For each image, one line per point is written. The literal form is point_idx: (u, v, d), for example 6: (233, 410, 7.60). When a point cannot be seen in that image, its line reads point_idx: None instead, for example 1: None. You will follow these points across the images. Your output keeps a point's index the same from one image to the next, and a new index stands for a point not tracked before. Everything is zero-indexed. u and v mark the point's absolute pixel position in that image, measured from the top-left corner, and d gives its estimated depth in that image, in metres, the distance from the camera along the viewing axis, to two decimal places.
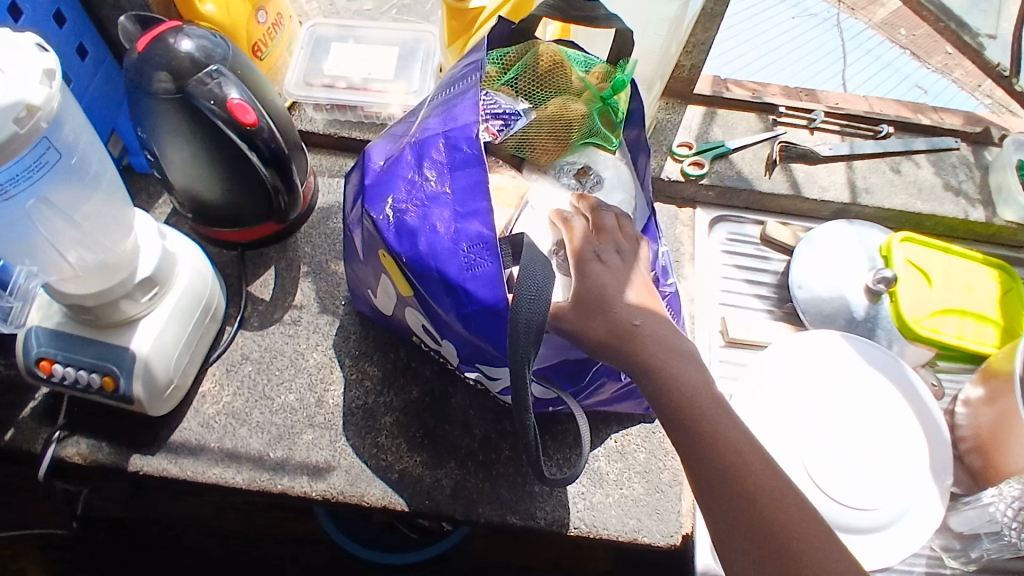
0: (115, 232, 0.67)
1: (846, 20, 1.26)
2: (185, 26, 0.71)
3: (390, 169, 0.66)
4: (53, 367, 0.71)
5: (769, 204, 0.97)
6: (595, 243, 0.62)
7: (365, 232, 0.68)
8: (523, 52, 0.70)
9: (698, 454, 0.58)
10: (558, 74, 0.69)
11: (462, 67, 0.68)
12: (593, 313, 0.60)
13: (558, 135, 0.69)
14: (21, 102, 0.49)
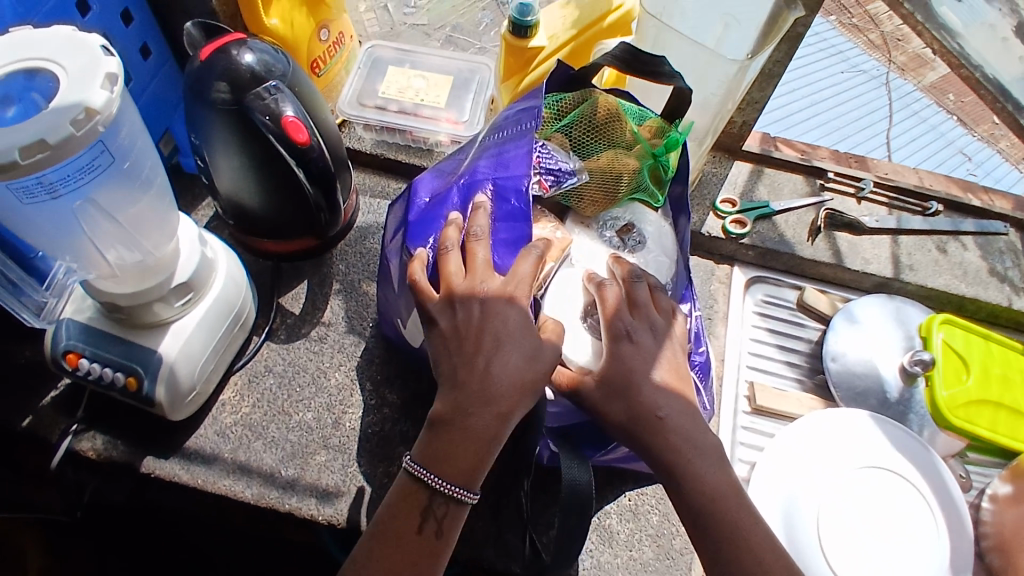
0: (159, 235, 0.67)
1: (896, 80, 1.33)
2: (249, 40, 0.72)
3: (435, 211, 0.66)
4: (79, 362, 0.71)
5: (806, 270, 0.95)
6: (628, 318, 0.61)
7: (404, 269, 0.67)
8: (580, 100, 0.70)
9: (714, 549, 0.56)
10: (614, 126, 0.69)
11: (516, 112, 0.68)
12: (620, 397, 0.59)
13: (606, 187, 0.69)
14: (81, 104, 0.49)
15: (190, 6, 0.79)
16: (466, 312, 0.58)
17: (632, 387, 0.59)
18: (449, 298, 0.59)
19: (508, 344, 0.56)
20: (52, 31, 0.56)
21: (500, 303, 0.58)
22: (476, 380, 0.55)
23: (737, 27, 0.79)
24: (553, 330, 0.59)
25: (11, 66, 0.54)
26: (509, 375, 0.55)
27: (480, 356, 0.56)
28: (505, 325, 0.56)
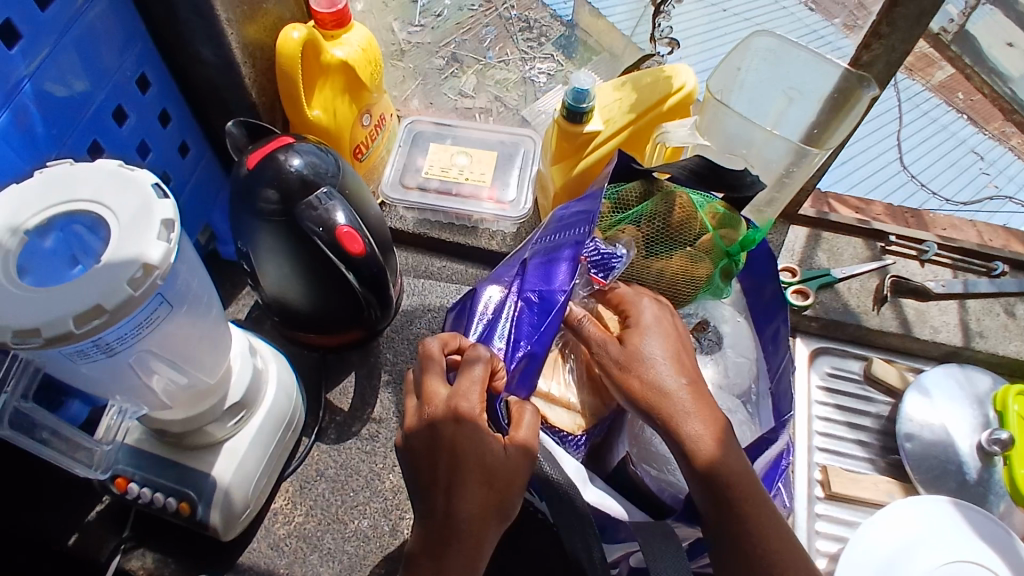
0: (213, 357, 0.62)
1: (903, 80, 1.21)
2: (295, 143, 0.69)
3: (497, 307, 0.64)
4: (128, 486, 0.67)
5: (874, 340, 0.91)
6: (643, 310, 0.59)
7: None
8: (643, 192, 0.66)
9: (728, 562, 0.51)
10: (683, 221, 0.65)
11: (573, 212, 0.65)
12: (637, 358, 0.56)
13: (680, 290, 0.66)
14: (138, 261, 0.45)
15: (227, 98, 0.75)
16: (419, 435, 0.52)
17: (646, 355, 0.56)
18: (412, 424, 0.53)
19: (467, 478, 0.50)
20: (96, 165, 0.51)
21: (459, 429, 0.51)
22: (438, 517, 0.51)
23: (802, 101, 0.76)
24: (522, 447, 0.52)
25: (50, 210, 0.50)
26: (467, 512, 0.50)
27: (444, 493, 0.51)
28: (462, 456, 0.50)
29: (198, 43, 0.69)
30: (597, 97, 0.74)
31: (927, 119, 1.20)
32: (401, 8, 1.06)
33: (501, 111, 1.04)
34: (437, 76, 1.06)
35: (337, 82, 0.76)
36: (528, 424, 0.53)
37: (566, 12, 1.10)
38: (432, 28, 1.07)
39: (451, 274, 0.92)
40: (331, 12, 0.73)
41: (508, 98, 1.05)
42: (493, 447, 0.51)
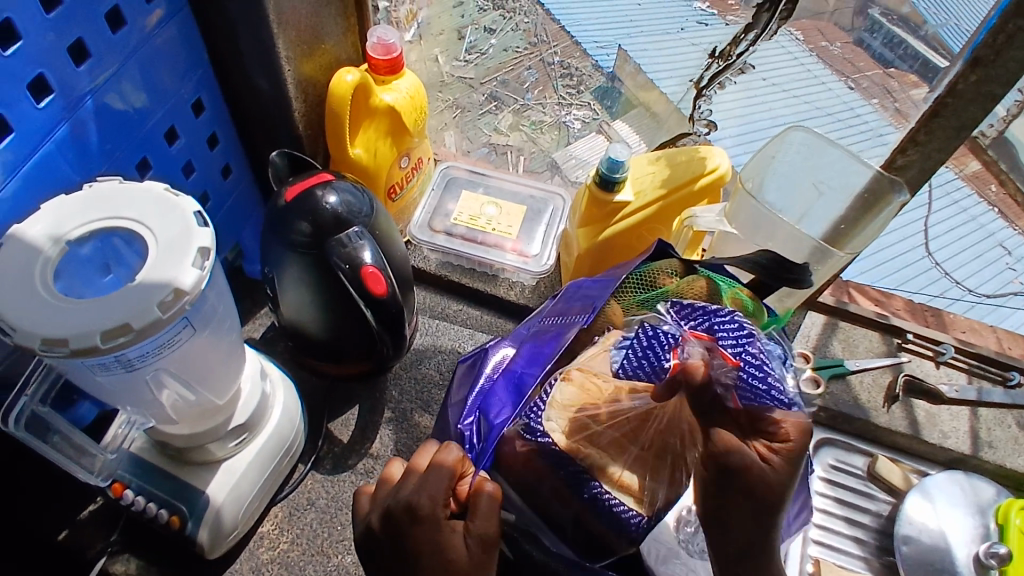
0: (226, 377, 0.63)
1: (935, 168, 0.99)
2: (334, 180, 0.71)
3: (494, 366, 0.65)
4: (124, 492, 0.68)
5: (880, 436, 0.91)
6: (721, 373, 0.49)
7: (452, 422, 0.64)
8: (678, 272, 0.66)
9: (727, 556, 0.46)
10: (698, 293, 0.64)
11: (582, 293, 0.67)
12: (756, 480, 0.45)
13: None
14: (170, 285, 0.47)
15: (274, 127, 0.78)
16: (381, 534, 0.52)
17: (782, 491, 0.45)
18: (373, 518, 0.53)
19: None
20: (143, 185, 0.54)
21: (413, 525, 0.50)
22: None
23: (830, 195, 0.77)
24: (481, 540, 0.50)
25: (93, 223, 0.52)
26: None
27: None
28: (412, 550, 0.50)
29: (255, 74, 0.72)
30: (631, 168, 0.76)
31: (961, 211, 0.99)
32: (448, 42, 1.08)
33: (533, 152, 1.08)
34: (475, 109, 1.10)
35: (382, 124, 0.79)
36: (484, 512, 0.51)
37: (609, 65, 1.06)
38: (477, 65, 1.09)
39: (466, 319, 0.93)
40: (386, 59, 0.76)
41: (541, 138, 1.08)
42: (452, 543, 0.49)
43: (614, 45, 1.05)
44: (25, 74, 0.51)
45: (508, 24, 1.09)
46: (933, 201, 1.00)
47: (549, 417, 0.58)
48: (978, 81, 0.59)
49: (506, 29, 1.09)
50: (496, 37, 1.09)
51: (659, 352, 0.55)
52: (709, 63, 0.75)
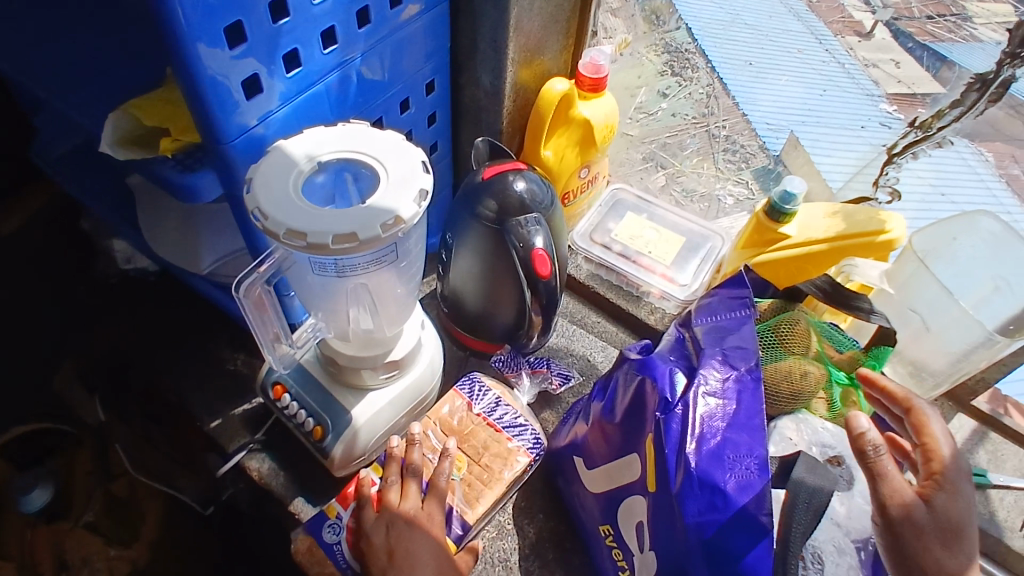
0: (394, 315, 0.71)
1: None
2: (525, 170, 0.79)
3: (666, 392, 0.62)
4: (283, 395, 0.78)
5: (1014, 563, 0.83)
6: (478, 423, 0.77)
7: (594, 436, 0.72)
8: (780, 305, 0.74)
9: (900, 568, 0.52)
10: (799, 337, 0.70)
11: (726, 309, 0.68)
12: (904, 498, 0.53)
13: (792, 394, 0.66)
14: (393, 212, 0.56)
15: (482, 119, 0.88)
16: (390, 530, 0.66)
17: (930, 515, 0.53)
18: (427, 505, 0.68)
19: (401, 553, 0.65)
20: (385, 132, 0.63)
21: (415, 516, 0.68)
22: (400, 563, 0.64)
23: (1008, 294, 0.71)
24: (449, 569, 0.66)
25: (340, 153, 0.62)
26: (424, 560, 0.65)
27: (416, 537, 0.66)
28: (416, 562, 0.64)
29: (480, 69, 0.83)
30: (803, 213, 0.78)
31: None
32: None
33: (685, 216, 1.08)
34: (646, 164, 1.14)
35: (574, 134, 0.87)
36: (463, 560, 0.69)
37: (777, 147, 1.06)
38: (642, 124, 1.15)
39: (601, 331, 0.98)
40: (592, 79, 0.83)
41: (689, 206, 1.09)
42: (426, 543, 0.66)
43: (787, 128, 1.06)
44: (323, 23, 0.63)
45: (682, 91, 1.14)
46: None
47: (479, 381, 0.81)
48: None
49: (679, 96, 1.15)
50: (667, 102, 1.15)
51: (521, 365, 0.88)
52: (906, 132, 0.77)
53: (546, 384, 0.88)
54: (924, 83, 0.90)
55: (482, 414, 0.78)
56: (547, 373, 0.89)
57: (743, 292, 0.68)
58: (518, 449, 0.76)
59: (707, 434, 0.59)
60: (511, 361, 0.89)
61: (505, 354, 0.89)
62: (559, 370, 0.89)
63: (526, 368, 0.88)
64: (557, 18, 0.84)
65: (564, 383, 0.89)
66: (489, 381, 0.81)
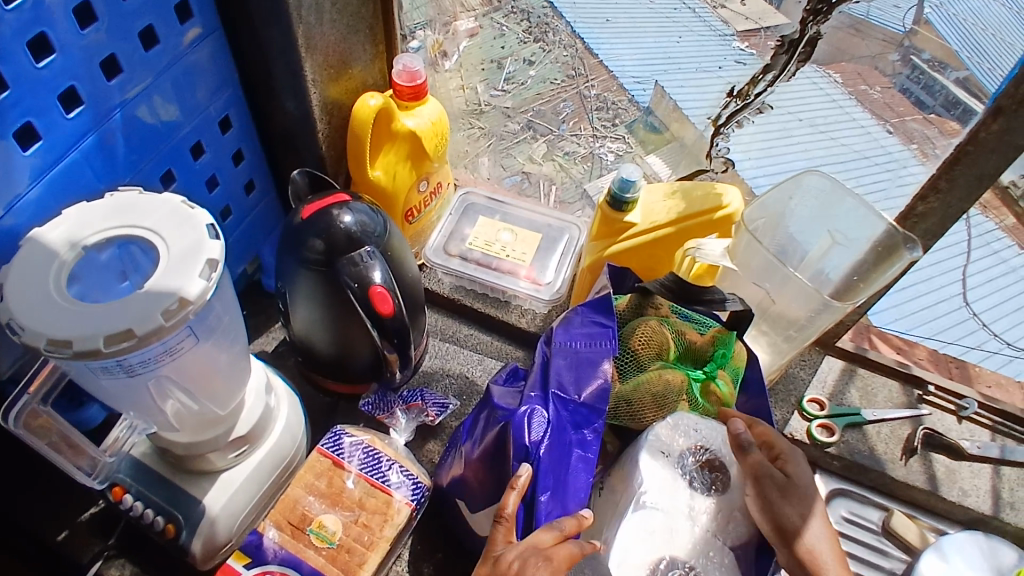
0: (227, 390, 0.64)
1: (976, 216, 0.92)
2: (350, 200, 0.72)
3: (522, 437, 0.60)
4: (123, 497, 0.68)
5: (897, 490, 0.87)
6: (355, 483, 0.70)
7: (471, 479, 0.68)
8: (637, 302, 0.73)
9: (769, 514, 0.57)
10: (654, 339, 0.70)
11: (585, 339, 0.68)
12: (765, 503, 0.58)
13: (659, 398, 0.67)
14: (175, 294, 0.48)
15: (298, 146, 0.80)
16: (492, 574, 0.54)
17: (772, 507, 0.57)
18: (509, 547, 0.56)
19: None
20: (162, 197, 0.55)
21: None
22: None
23: (845, 244, 0.76)
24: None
25: (110, 231, 0.53)
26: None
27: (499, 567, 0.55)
28: None
29: (282, 95, 0.74)
30: (647, 195, 0.77)
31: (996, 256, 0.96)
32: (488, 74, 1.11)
33: (564, 182, 1.08)
34: (509, 138, 1.11)
35: (402, 148, 0.80)
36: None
37: (645, 99, 1.05)
38: (513, 95, 1.10)
39: (475, 343, 0.93)
40: (409, 86, 0.77)
41: (575, 169, 1.08)
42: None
43: (652, 80, 1.03)
44: (58, 85, 0.54)
45: (547, 57, 1.09)
46: (971, 250, 0.96)
47: (345, 434, 0.73)
48: (1001, 130, 0.62)
49: (545, 62, 1.10)
50: (534, 69, 1.10)
51: (395, 403, 0.83)
52: None
53: (421, 418, 0.82)
54: (769, 16, 0.85)
55: (359, 472, 0.71)
56: (426, 404, 0.84)
57: (604, 319, 0.69)
58: (399, 499, 0.70)
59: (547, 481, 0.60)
60: (381, 402, 0.83)
61: (372, 395, 0.84)
62: (435, 401, 0.85)
63: (398, 406, 0.83)
64: (358, 26, 0.76)
65: (443, 413, 0.84)
66: (357, 432, 0.74)
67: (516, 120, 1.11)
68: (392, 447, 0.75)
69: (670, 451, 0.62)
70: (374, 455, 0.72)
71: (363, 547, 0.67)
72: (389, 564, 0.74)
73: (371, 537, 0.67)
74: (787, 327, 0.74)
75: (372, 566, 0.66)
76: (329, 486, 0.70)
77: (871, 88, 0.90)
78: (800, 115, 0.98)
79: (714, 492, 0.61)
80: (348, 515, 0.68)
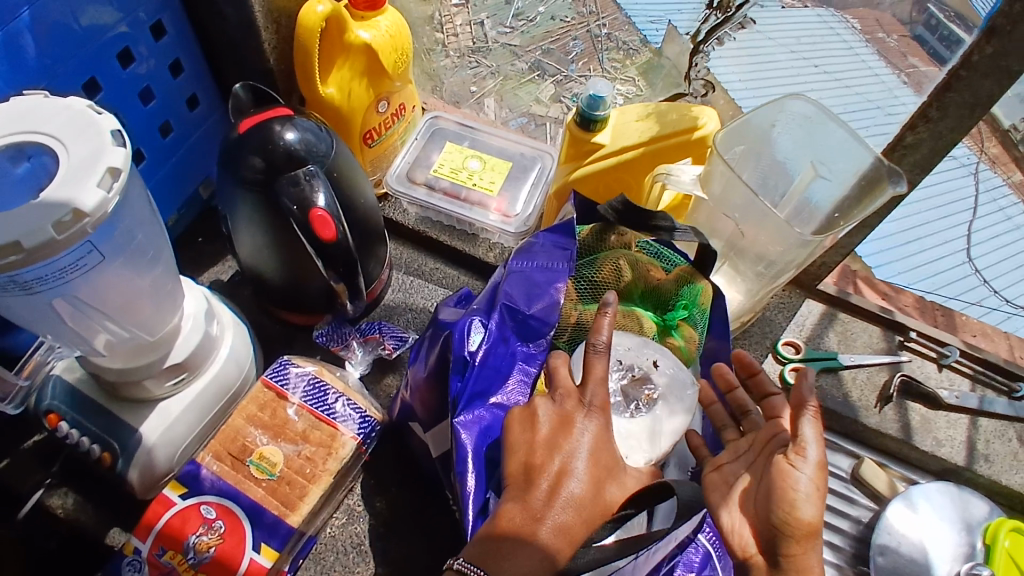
0: (150, 314, 0.60)
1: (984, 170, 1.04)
2: (294, 116, 0.67)
3: (463, 348, 0.59)
4: (59, 424, 0.65)
5: (869, 438, 0.84)
6: (298, 416, 0.67)
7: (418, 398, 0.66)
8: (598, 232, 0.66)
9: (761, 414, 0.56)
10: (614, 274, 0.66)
11: (541, 257, 0.65)
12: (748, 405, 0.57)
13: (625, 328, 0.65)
14: (68, 205, 0.43)
15: (244, 58, 0.74)
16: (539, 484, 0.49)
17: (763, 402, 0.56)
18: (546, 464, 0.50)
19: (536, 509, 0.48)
20: (65, 101, 0.50)
21: (554, 490, 0.48)
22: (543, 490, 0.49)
23: (826, 179, 0.71)
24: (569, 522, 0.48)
25: (7, 137, 0.48)
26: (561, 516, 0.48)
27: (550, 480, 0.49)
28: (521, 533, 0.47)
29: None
30: (617, 116, 0.71)
31: (998, 212, 1.05)
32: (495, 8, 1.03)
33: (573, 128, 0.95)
34: (517, 78, 1.00)
35: (357, 63, 0.74)
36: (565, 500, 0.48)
37: (658, 40, 0.99)
38: (522, 32, 1.02)
39: (441, 277, 0.89)
40: None
41: None
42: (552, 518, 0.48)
43: (664, 20, 1.01)
44: None
45: None
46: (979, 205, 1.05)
47: (291, 365, 0.70)
48: (995, 54, 0.56)
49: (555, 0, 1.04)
50: (544, 5, 1.04)
51: (350, 334, 0.80)
52: (707, 15, 0.69)
53: (377, 350, 0.79)
54: None
55: (303, 405, 0.68)
56: (386, 336, 0.80)
57: (567, 243, 0.65)
58: (345, 433, 0.68)
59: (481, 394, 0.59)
60: (335, 334, 0.80)
61: (326, 326, 0.80)
62: (393, 334, 0.81)
63: (353, 339, 0.80)
64: None
65: (402, 348, 0.81)
66: (303, 363, 0.71)
67: (524, 60, 1.01)
68: (343, 380, 0.72)
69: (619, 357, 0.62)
70: (319, 387, 0.69)
71: (305, 479, 0.65)
72: (337, 496, 0.72)
73: (314, 469, 0.65)
74: (759, 264, 0.69)
75: (314, 501, 0.64)
76: (269, 418, 0.67)
77: (889, 37, 0.93)
78: (815, 61, 0.98)
79: (634, 416, 0.59)
80: (290, 449, 0.66)
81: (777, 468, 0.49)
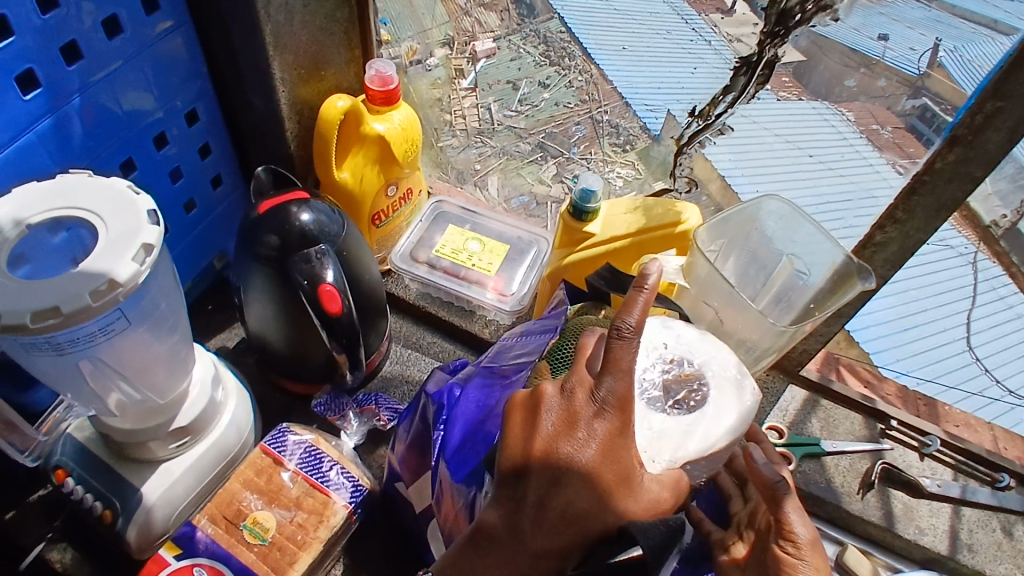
0: (164, 377, 0.64)
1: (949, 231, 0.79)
2: (311, 198, 0.72)
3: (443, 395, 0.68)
4: (65, 480, 0.68)
5: (853, 525, 0.85)
6: (292, 484, 0.70)
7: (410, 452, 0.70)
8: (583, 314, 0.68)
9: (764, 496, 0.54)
10: None
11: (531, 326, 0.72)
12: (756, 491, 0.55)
13: None
14: (105, 276, 0.48)
15: (267, 144, 0.81)
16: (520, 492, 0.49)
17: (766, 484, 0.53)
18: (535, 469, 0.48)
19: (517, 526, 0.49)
20: (107, 182, 0.55)
21: (538, 507, 0.48)
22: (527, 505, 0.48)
23: (803, 273, 0.76)
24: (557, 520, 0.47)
25: (52, 212, 0.54)
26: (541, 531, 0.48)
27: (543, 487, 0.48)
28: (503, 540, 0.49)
29: (252, 92, 0.75)
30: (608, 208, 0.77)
31: (1000, 301, 0.84)
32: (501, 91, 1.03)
33: None
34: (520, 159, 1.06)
35: (371, 151, 0.81)
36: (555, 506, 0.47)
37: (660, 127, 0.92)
38: (528, 116, 1.03)
39: (438, 351, 0.93)
40: (381, 90, 0.78)
41: None
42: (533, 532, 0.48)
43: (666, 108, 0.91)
44: (15, 67, 0.55)
45: (563, 81, 0.99)
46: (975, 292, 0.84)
47: (289, 433, 0.73)
48: (956, 160, 0.62)
49: (560, 86, 1.00)
50: (548, 92, 1.01)
51: (349, 405, 0.83)
52: (690, 121, 0.76)
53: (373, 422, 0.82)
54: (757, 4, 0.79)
55: (297, 473, 0.70)
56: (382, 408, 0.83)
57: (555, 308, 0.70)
58: (336, 502, 0.70)
59: (475, 433, 0.63)
60: (333, 404, 0.83)
61: (325, 396, 0.83)
62: (390, 407, 0.84)
63: (350, 410, 0.83)
64: (331, 30, 0.77)
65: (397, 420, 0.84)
66: (301, 431, 0.73)
67: (528, 141, 1.05)
68: (339, 450, 0.74)
69: (669, 350, 0.58)
70: (315, 455, 0.72)
71: (295, 546, 0.66)
72: (324, 566, 0.73)
73: (307, 536, 0.67)
74: (739, 349, 0.73)
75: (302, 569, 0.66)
76: (265, 483, 0.69)
77: (883, 128, 0.78)
78: (809, 152, 0.86)
79: (669, 412, 0.54)
80: (283, 515, 0.68)
81: (777, 561, 0.49)
